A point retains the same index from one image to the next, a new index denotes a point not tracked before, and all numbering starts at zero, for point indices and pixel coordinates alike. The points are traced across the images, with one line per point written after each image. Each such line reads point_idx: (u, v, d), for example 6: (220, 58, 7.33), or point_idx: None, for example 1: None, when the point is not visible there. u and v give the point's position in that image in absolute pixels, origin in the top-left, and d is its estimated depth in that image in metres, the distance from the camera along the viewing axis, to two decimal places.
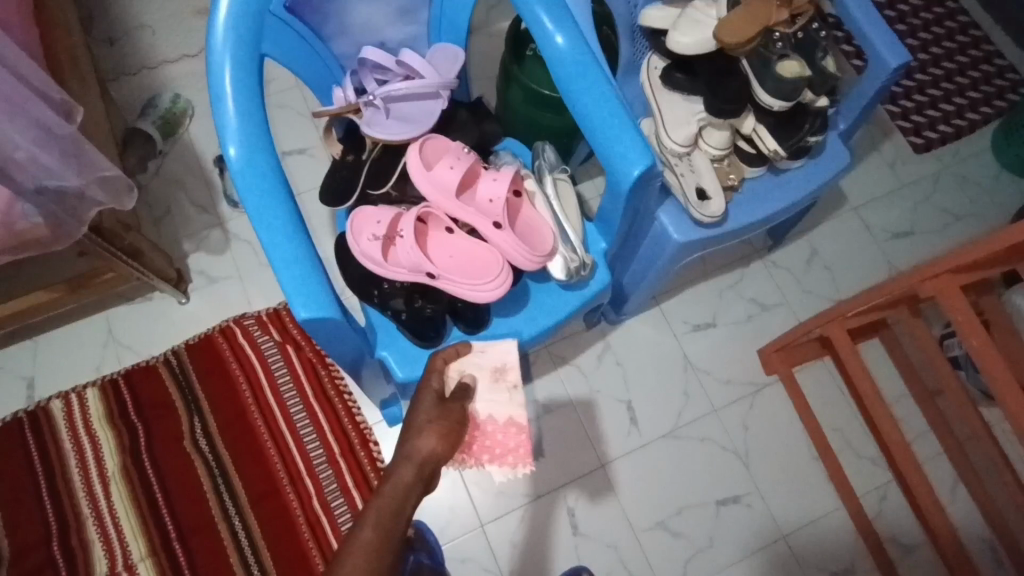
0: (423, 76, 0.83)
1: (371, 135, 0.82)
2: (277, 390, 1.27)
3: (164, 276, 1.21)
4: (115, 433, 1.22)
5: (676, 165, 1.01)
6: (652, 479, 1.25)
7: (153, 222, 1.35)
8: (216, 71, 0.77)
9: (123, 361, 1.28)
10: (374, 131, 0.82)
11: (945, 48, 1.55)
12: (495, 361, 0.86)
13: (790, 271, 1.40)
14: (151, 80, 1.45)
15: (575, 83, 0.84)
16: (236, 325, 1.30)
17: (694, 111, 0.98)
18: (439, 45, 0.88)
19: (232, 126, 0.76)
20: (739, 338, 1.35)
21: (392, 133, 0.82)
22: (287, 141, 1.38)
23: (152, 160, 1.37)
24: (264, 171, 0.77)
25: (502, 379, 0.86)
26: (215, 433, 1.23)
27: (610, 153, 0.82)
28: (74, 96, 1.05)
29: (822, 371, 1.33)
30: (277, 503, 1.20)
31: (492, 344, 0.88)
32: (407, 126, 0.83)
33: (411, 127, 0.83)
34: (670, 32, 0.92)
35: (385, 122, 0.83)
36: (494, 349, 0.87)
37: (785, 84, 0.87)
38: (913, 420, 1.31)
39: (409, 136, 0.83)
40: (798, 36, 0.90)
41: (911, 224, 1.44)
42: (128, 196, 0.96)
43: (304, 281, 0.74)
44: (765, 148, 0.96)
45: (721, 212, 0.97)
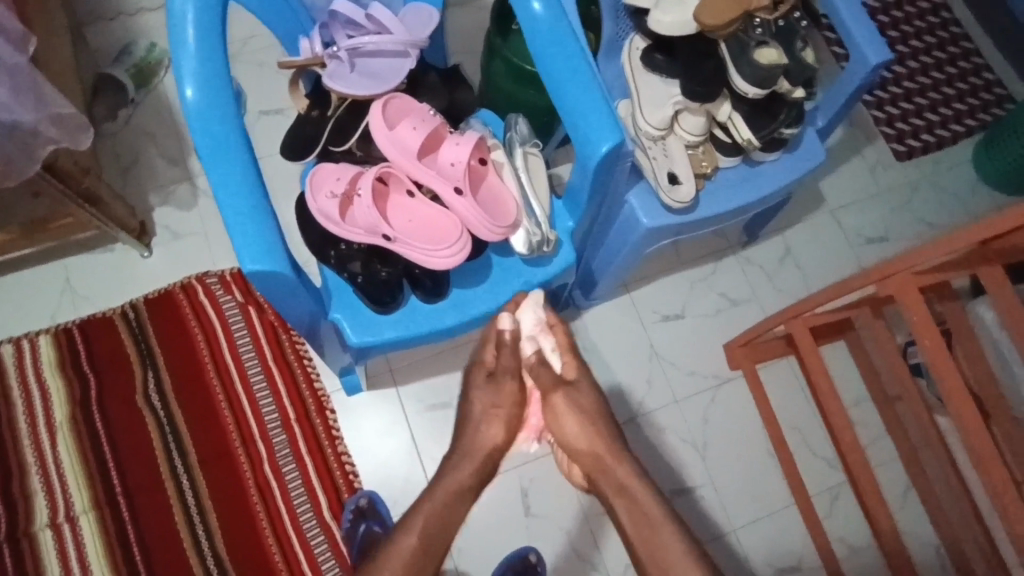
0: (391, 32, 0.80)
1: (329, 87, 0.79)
2: (236, 350, 1.25)
3: (125, 226, 1.17)
4: (65, 382, 1.19)
5: (650, 148, 0.98)
6: None
7: (121, 173, 1.32)
8: (175, 10, 0.74)
9: (78, 310, 1.25)
10: (332, 84, 0.79)
11: (936, 57, 1.54)
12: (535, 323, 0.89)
13: (761, 268, 1.40)
14: (128, 27, 1.41)
15: (549, 55, 0.82)
16: (197, 283, 1.27)
17: (671, 95, 0.96)
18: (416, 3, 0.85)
19: (191, 70, 0.74)
20: (706, 331, 1.35)
21: (356, 89, 0.79)
22: (262, 100, 1.36)
23: (123, 108, 1.34)
24: (222, 117, 0.75)
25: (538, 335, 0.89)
26: (169, 390, 1.21)
27: (578, 128, 0.81)
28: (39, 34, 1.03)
29: (785, 369, 1.33)
30: (226, 463, 1.19)
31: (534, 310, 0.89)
32: (372, 83, 0.80)
33: (373, 82, 0.80)
34: (653, 11, 0.91)
35: (348, 76, 0.80)
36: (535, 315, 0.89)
37: (762, 72, 0.85)
38: (870, 425, 1.32)
39: (374, 93, 0.79)
40: (779, 24, 0.86)
41: (886, 229, 1.45)
42: (85, 137, 0.92)
43: (257, 234, 0.72)
44: (739, 138, 0.94)
45: (691, 199, 0.96)
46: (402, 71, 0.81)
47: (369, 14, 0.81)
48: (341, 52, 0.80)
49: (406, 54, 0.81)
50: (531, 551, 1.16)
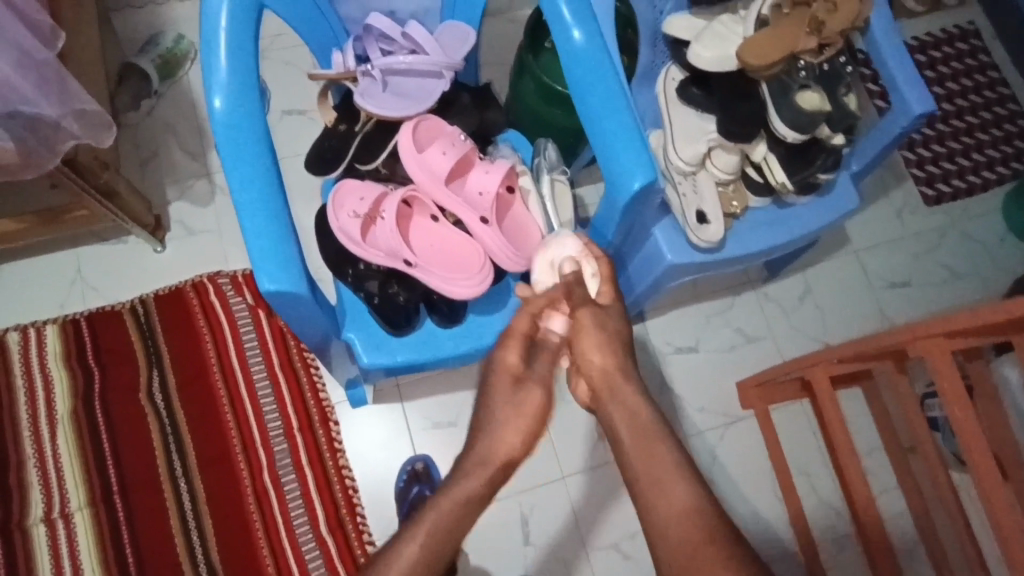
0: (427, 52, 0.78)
1: (359, 106, 0.77)
2: (243, 355, 1.24)
3: (139, 220, 1.16)
4: (69, 374, 1.18)
5: (679, 183, 0.96)
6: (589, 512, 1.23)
7: (140, 164, 1.30)
8: (209, 16, 0.72)
9: (87, 302, 1.23)
10: (362, 102, 0.77)
11: (971, 101, 1.52)
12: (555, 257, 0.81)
13: (780, 305, 1.37)
14: (156, 16, 1.39)
15: (585, 84, 0.80)
16: (209, 282, 1.26)
17: (705, 131, 0.94)
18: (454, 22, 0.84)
19: (222, 78, 0.72)
20: (720, 367, 1.33)
21: (386, 108, 0.77)
22: (285, 100, 1.35)
23: (146, 99, 1.32)
24: (249, 130, 0.73)
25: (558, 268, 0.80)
26: (172, 390, 1.20)
27: (611, 159, 0.79)
28: (65, 22, 1.01)
29: (798, 411, 1.31)
30: (225, 469, 1.17)
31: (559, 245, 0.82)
32: (404, 103, 0.78)
33: (403, 101, 0.78)
34: (693, 45, 0.89)
35: (379, 95, 0.78)
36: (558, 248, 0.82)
37: (804, 117, 0.82)
38: (882, 476, 1.29)
39: (406, 113, 0.77)
40: (824, 68, 0.84)
41: (909, 274, 1.42)
42: (107, 135, 0.90)
43: (277, 252, 0.70)
44: (772, 181, 0.92)
45: (718, 239, 0.94)
46: (435, 90, 0.79)
47: (405, 33, 0.80)
48: (373, 71, 0.78)
49: (440, 75, 0.79)
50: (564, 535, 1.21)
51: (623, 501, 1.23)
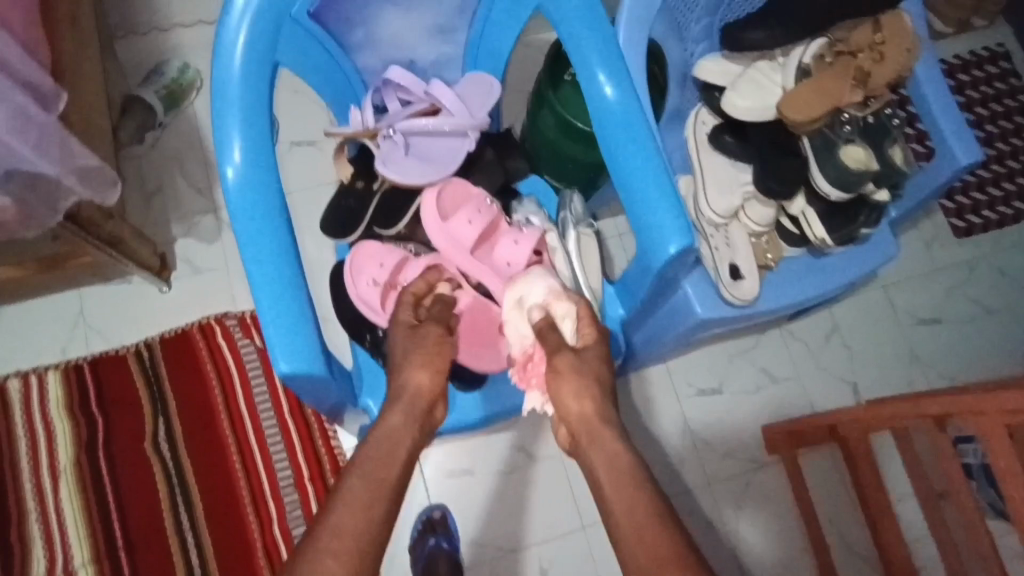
0: (451, 112, 0.75)
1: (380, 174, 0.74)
2: (251, 400, 1.19)
3: (143, 263, 1.12)
4: (72, 424, 1.15)
5: (711, 236, 0.92)
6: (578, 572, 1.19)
7: (144, 200, 1.26)
8: (221, 77, 0.67)
9: (90, 346, 1.19)
10: (384, 170, 0.74)
11: (1003, 127, 1.46)
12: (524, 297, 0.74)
13: (806, 344, 1.33)
14: (160, 43, 1.34)
15: (618, 145, 0.75)
16: (216, 324, 1.21)
17: (741, 181, 0.89)
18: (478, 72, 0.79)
19: (235, 143, 0.68)
20: (744, 410, 1.29)
21: (409, 175, 0.74)
22: (293, 130, 1.29)
23: (150, 131, 1.27)
24: (264, 196, 0.68)
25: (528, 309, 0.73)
26: (178, 438, 1.16)
27: (646, 229, 0.75)
28: (63, 64, 0.96)
29: (826, 456, 1.27)
30: (233, 522, 1.13)
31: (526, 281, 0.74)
32: (428, 167, 0.74)
33: (427, 169, 0.74)
34: (727, 92, 0.83)
35: (401, 160, 0.74)
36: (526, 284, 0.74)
37: (850, 175, 0.77)
38: (914, 523, 1.25)
39: (426, 181, 0.74)
40: (868, 121, 0.78)
41: (939, 310, 1.37)
42: (111, 191, 0.86)
43: (293, 329, 0.66)
44: (811, 235, 0.86)
45: (753, 295, 0.89)
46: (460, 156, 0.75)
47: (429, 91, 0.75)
48: (395, 135, 0.74)
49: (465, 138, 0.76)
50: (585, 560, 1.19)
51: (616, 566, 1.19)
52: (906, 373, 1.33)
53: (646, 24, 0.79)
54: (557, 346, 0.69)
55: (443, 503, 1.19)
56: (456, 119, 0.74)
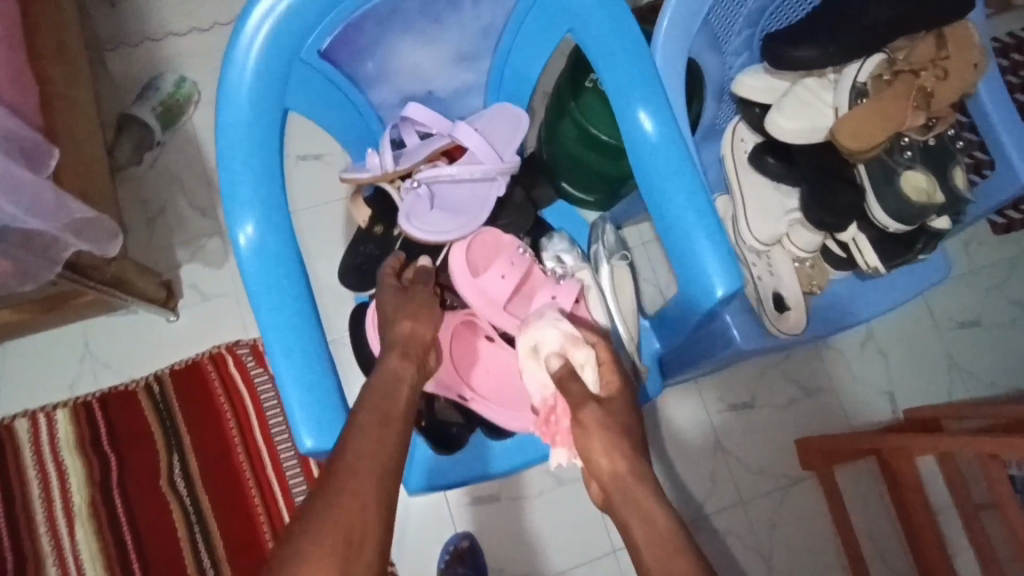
0: (480, 160, 0.70)
1: (405, 230, 0.69)
2: (268, 432, 1.15)
3: (148, 297, 1.07)
4: (84, 462, 1.11)
5: (753, 264, 0.87)
6: None
7: (146, 224, 1.20)
8: (227, 134, 0.66)
9: (99, 381, 1.15)
10: (409, 224, 0.69)
11: None
12: (536, 341, 0.68)
13: (840, 353, 1.28)
14: (153, 54, 1.27)
15: (658, 184, 0.69)
16: (227, 353, 1.16)
17: (787, 207, 0.83)
18: (504, 106, 0.74)
19: (246, 203, 0.66)
20: (779, 424, 1.24)
21: (437, 232, 0.69)
22: (298, 143, 1.19)
23: (148, 151, 1.21)
24: (278, 257, 0.67)
25: (543, 356, 0.67)
26: (195, 474, 1.12)
27: (688, 274, 0.68)
28: (48, 92, 0.89)
29: (863, 468, 1.22)
30: (256, 559, 1.10)
31: (538, 326, 0.68)
32: (456, 220, 0.70)
33: (456, 221, 0.70)
34: (771, 111, 0.77)
35: (427, 214, 0.69)
36: (536, 328, 0.68)
37: (912, 209, 0.72)
38: (956, 536, 1.20)
39: (453, 237, 0.70)
40: (929, 145, 0.73)
41: (979, 313, 1.31)
42: (110, 242, 0.83)
43: (313, 390, 0.64)
44: (863, 263, 0.80)
45: (801, 328, 0.84)
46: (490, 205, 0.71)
47: (454, 133, 0.70)
48: (420, 186, 0.69)
49: (494, 184, 0.71)
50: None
51: None
52: (944, 380, 1.28)
53: (684, 45, 0.73)
54: (580, 399, 0.62)
55: (471, 532, 1.15)
56: (485, 166, 0.70)
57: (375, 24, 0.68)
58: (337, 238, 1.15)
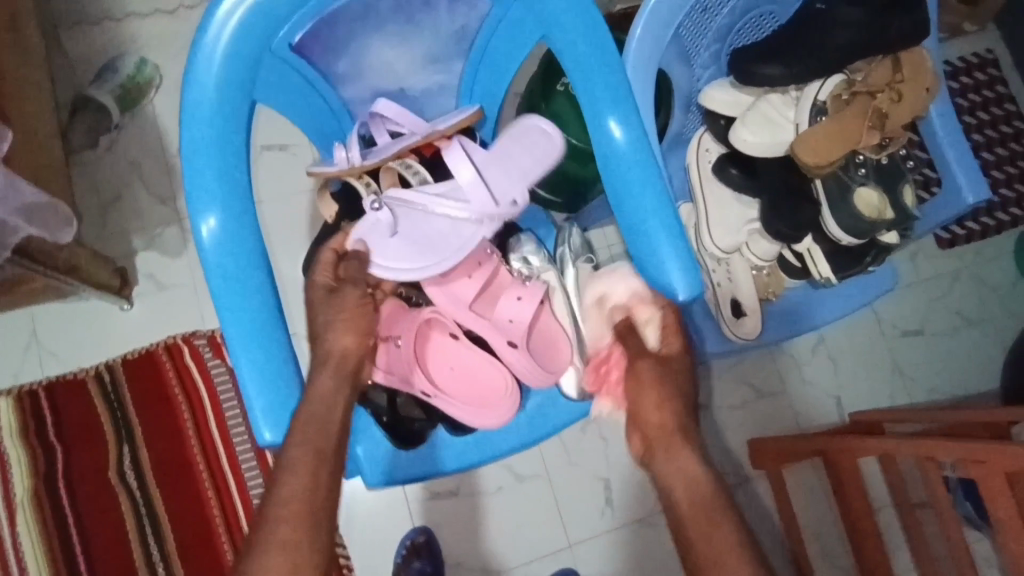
0: (467, 200, 0.69)
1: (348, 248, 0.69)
2: (224, 425, 1.13)
3: (101, 284, 1.03)
4: (29, 453, 1.08)
5: (712, 270, 0.89)
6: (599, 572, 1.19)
7: (100, 209, 1.16)
8: (191, 120, 0.64)
9: (45, 369, 1.11)
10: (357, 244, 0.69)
11: (990, 136, 1.44)
12: None
13: (793, 358, 1.32)
14: (111, 33, 1.22)
15: (628, 194, 0.70)
16: (184, 344, 1.14)
17: (748, 218, 0.86)
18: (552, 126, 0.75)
19: (208, 191, 0.64)
20: (732, 423, 1.28)
21: (392, 266, 0.69)
22: (264, 132, 1.17)
23: (105, 134, 1.17)
24: (241, 250, 0.65)
25: None
26: (146, 467, 1.10)
27: (651, 280, 0.70)
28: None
29: (810, 468, 1.27)
30: (208, 553, 1.08)
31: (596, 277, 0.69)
32: (418, 258, 0.69)
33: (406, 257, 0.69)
34: (737, 125, 0.80)
35: (385, 243, 0.69)
36: None
37: (863, 225, 0.76)
38: (892, 533, 1.26)
39: (409, 275, 0.69)
40: (883, 163, 0.76)
41: (921, 321, 1.37)
42: (64, 230, 0.81)
43: (276, 389, 0.64)
44: (816, 273, 0.84)
45: (755, 334, 0.87)
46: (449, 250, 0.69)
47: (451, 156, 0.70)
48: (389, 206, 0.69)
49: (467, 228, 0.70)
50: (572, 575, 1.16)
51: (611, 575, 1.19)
52: (888, 386, 1.34)
53: (655, 59, 0.75)
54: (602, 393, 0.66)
55: (428, 527, 1.15)
56: (461, 207, 0.69)
57: (348, 20, 0.68)
58: (301, 230, 1.14)
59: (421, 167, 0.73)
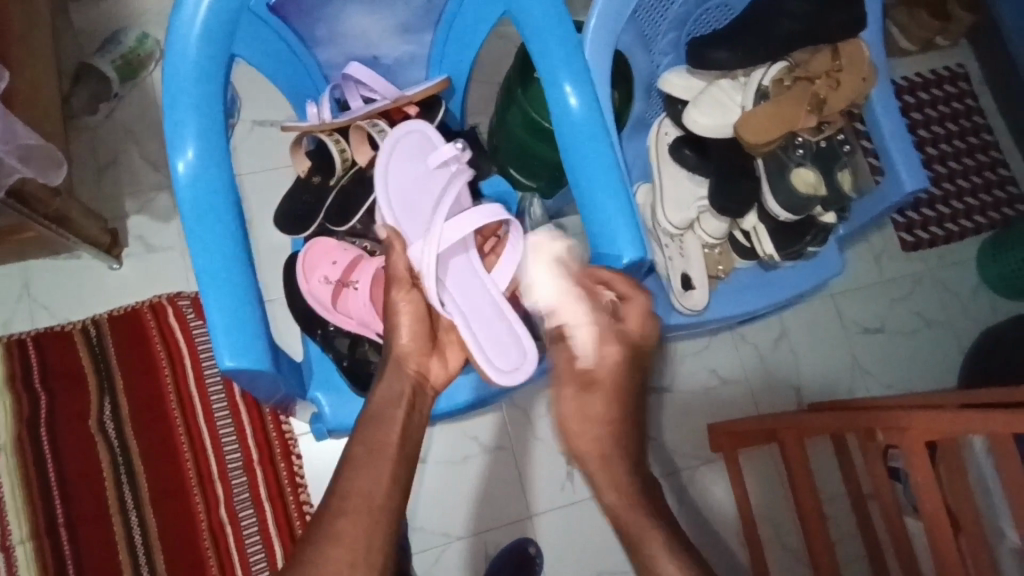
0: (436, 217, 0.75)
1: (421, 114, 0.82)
2: (202, 383, 1.18)
3: (91, 239, 1.09)
4: (14, 399, 1.12)
5: (666, 246, 0.94)
6: (557, 544, 1.23)
7: (96, 173, 1.22)
8: (174, 67, 0.70)
9: (36, 321, 1.16)
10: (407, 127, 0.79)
11: (956, 147, 1.49)
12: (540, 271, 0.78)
13: (755, 348, 1.37)
14: (117, 9, 1.28)
15: (580, 159, 0.75)
16: (168, 303, 1.19)
17: (698, 196, 0.92)
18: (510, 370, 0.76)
19: (187, 134, 0.70)
20: (693, 408, 1.32)
21: (395, 152, 0.78)
22: (255, 107, 1.22)
23: (105, 102, 1.23)
24: (213, 191, 0.71)
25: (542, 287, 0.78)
26: (124, 418, 1.14)
27: (596, 239, 0.74)
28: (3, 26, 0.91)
29: (766, 455, 1.31)
30: (180, 503, 1.13)
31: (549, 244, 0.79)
32: (396, 174, 0.78)
33: (397, 168, 0.77)
34: (689, 107, 0.86)
35: (413, 155, 0.78)
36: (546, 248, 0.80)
37: (798, 199, 0.83)
38: (843, 522, 1.30)
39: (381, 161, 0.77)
40: (821, 145, 0.83)
41: (883, 321, 1.42)
42: (56, 172, 0.88)
43: (237, 322, 0.68)
44: (760, 251, 0.90)
45: (704, 305, 0.91)
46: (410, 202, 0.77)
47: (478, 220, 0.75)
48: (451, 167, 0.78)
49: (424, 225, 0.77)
50: (530, 544, 1.20)
51: (570, 547, 1.23)
52: (847, 380, 1.38)
53: (612, 36, 0.80)
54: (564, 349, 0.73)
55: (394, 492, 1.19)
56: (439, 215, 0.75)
57: None
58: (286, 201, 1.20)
59: (387, 127, 0.79)
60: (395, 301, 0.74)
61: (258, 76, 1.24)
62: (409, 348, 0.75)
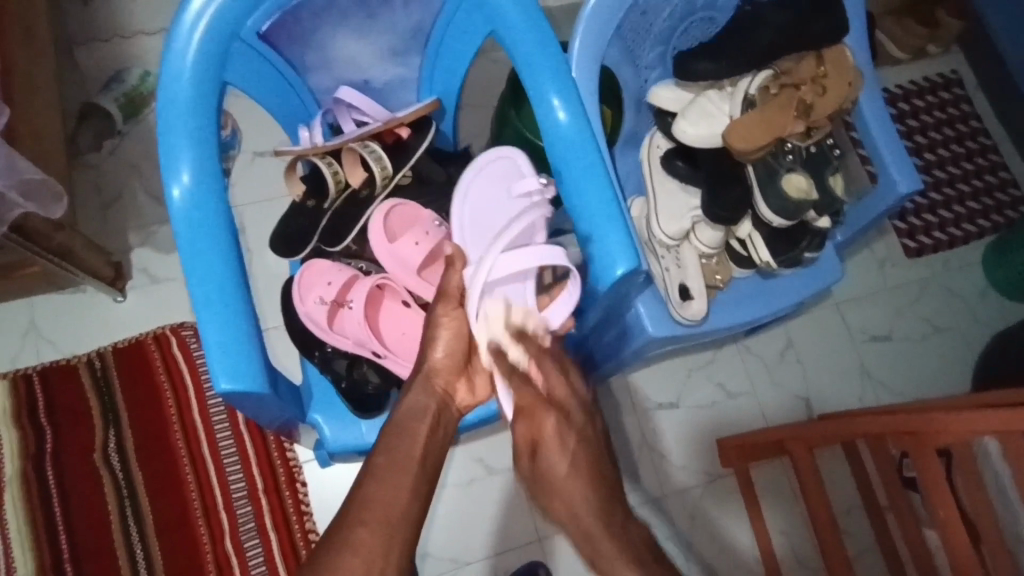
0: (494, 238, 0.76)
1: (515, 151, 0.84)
2: (207, 412, 1.18)
3: (95, 272, 1.10)
4: (19, 434, 1.13)
5: (662, 257, 0.94)
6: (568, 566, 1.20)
7: (101, 207, 1.24)
8: (167, 97, 0.72)
9: (41, 356, 1.17)
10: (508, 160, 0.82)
11: (954, 151, 1.49)
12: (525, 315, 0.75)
13: (761, 360, 1.35)
14: (120, 50, 1.32)
15: (571, 172, 0.75)
16: (172, 334, 1.20)
17: (691, 206, 0.91)
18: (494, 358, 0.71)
19: (182, 162, 0.72)
20: (701, 422, 1.31)
21: (480, 176, 0.81)
22: (254, 138, 1.25)
23: (109, 139, 1.26)
24: (209, 217, 0.72)
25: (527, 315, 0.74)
26: (129, 450, 1.15)
27: (589, 251, 0.74)
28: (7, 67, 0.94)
29: (778, 468, 1.29)
30: (186, 535, 1.12)
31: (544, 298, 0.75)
32: (470, 195, 0.80)
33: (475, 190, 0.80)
34: (678, 118, 0.86)
35: (496, 186, 0.81)
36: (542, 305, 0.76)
37: (790, 205, 0.83)
38: (860, 536, 1.27)
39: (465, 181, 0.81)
40: (810, 151, 0.84)
41: (890, 328, 1.40)
42: (56, 205, 0.90)
43: (233, 346, 0.68)
44: (757, 258, 0.90)
45: (703, 315, 0.91)
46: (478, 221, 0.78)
47: (544, 261, 0.70)
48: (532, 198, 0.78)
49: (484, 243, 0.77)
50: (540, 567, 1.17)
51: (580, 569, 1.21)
52: (856, 390, 1.36)
53: (597, 52, 0.82)
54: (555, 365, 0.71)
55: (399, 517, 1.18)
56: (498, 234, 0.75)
57: (312, 14, 0.77)
58: None
59: (378, 147, 0.81)
60: (438, 316, 0.72)
61: (256, 109, 1.27)
62: (443, 364, 0.72)
